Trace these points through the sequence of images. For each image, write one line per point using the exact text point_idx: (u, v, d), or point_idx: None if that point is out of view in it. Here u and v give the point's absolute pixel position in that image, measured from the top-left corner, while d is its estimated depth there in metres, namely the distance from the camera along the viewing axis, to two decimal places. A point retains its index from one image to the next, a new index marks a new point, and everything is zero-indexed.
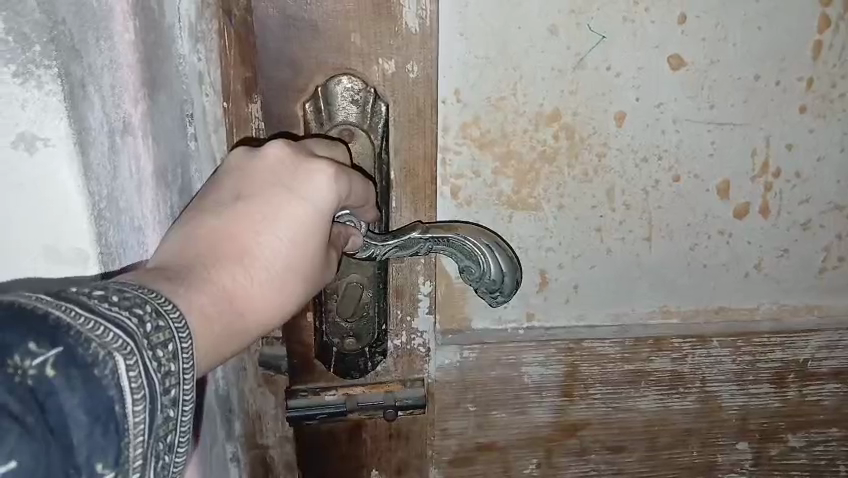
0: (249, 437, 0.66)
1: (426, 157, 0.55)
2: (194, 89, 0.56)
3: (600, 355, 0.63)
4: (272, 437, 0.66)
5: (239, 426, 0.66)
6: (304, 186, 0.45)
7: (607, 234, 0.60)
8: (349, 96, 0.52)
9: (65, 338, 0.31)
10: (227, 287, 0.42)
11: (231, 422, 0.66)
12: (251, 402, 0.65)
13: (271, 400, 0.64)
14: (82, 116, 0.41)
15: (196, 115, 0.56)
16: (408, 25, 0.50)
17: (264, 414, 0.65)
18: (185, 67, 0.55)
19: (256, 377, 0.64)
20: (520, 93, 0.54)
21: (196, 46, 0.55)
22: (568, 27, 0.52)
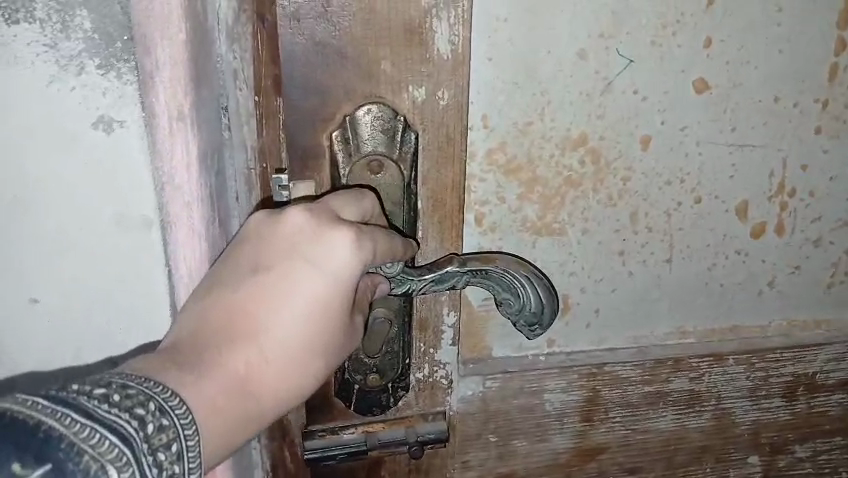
0: None
1: (454, 185, 0.53)
2: (230, 85, 0.52)
3: (621, 378, 0.62)
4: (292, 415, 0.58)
5: None
6: (325, 257, 0.46)
7: (628, 257, 0.59)
8: (379, 125, 0.49)
9: (57, 453, 0.34)
10: (240, 370, 0.44)
11: None
12: None
13: None
14: None
15: (232, 108, 0.53)
16: (440, 52, 0.48)
17: None
18: (224, 64, 0.52)
19: None
20: (547, 118, 0.53)
21: (232, 47, 0.51)
22: (597, 52, 0.52)
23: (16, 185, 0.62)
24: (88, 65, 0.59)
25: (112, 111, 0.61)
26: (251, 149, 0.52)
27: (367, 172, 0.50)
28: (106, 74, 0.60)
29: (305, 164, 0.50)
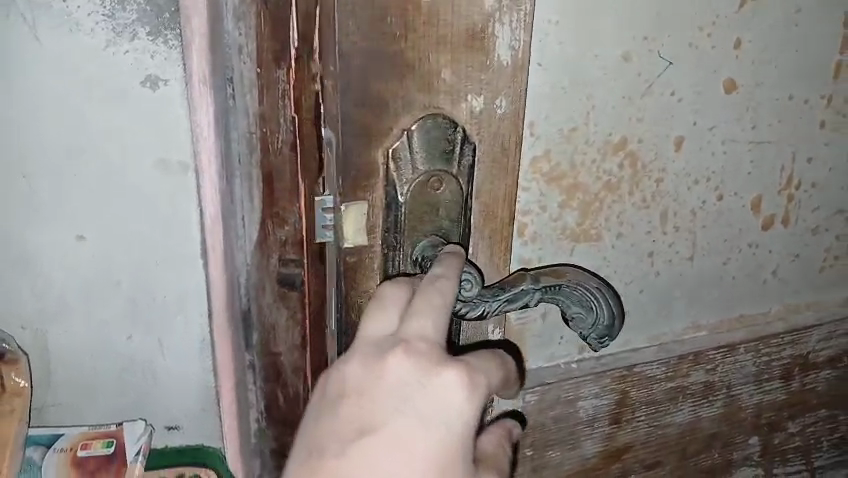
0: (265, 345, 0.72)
1: (506, 197, 0.50)
2: (235, 61, 0.65)
3: (648, 377, 0.63)
4: (284, 344, 0.70)
5: (256, 337, 0.75)
6: (438, 408, 0.40)
7: (657, 258, 0.59)
8: (439, 139, 0.46)
9: None
10: None
11: (249, 333, 0.77)
12: (268, 315, 0.71)
13: (283, 314, 0.68)
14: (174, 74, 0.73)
15: (238, 78, 0.64)
16: (500, 59, 0.46)
17: (275, 327, 0.70)
18: (230, 38, 0.64)
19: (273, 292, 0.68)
20: (591, 123, 0.52)
21: (237, 24, 0.62)
22: (641, 55, 0.51)
23: (71, 137, 0.73)
24: (140, 32, 0.72)
25: (158, 70, 0.73)
26: (252, 115, 0.64)
27: (427, 189, 0.46)
28: (155, 39, 0.72)
29: (358, 184, 0.46)
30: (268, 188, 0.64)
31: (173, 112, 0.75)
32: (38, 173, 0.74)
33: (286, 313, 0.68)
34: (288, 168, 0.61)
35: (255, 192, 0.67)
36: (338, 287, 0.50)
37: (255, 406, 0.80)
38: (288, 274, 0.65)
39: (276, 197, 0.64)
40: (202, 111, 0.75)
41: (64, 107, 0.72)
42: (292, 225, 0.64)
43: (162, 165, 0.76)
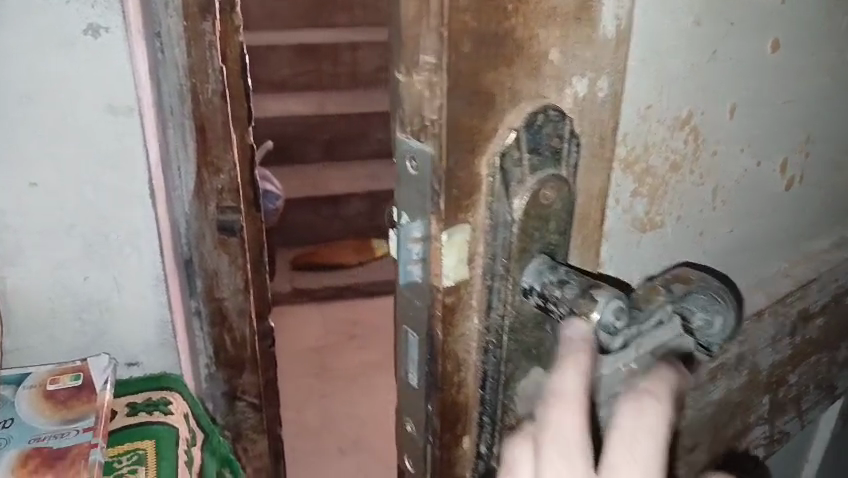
0: (209, 293, 1.09)
1: (600, 195, 0.42)
2: (163, 15, 0.91)
3: (697, 361, 0.59)
4: (228, 288, 1.08)
5: (199, 284, 1.09)
6: None
7: (706, 236, 0.55)
8: (549, 136, 0.37)
9: None
10: None
11: (193, 283, 1.09)
12: (209, 263, 1.06)
13: (224, 261, 1.06)
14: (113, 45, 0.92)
15: (166, 30, 0.92)
16: (605, 31, 0.38)
17: (219, 271, 1.07)
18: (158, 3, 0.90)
19: (213, 241, 1.05)
20: (664, 98, 0.45)
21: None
22: (709, 17, 0.45)
23: (27, 86, 0.91)
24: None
25: (99, 19, 0.91)
26: (184, 76, 0.93)
27: (540, 200, 0.37)
28: None
29: (460, 204, 0.36)
30: (200, 137, 0.98)
31: (116, 53, 0.93)
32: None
33: (228, 260, 1.06)
34: (219, 117, 0.97)
35: (189, 139, 0.98)
36: (428, 336, 0.40)
37: (204, 345, 1.14)
38: (227, 219, 1.03)
39: (209, 144, 0.98)
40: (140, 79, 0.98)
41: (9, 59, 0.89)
42: (226, 173, 1.01)
43: (111, 111, 0.95)
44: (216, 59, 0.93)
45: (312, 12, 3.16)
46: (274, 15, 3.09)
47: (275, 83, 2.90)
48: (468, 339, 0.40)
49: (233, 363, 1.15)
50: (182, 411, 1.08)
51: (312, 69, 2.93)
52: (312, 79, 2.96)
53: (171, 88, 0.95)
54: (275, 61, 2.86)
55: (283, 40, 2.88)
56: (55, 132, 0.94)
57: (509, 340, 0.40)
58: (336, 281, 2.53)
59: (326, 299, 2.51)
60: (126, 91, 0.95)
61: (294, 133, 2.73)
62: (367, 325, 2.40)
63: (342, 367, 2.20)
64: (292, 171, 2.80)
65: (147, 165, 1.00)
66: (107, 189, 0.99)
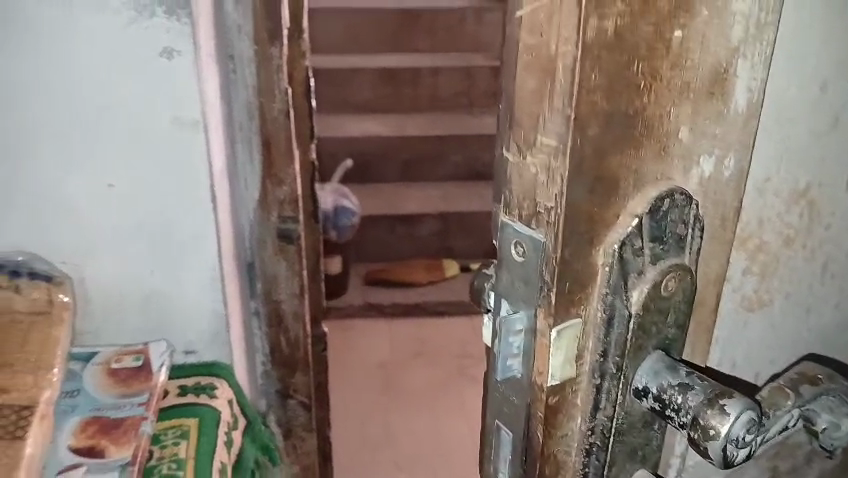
0: (268, 296, 1.06)
1: (717, 278, 0.38)
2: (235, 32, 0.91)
3: (797, 446, 0.54)
4: (285, 292, 1.06)
5: (260, 287, 1.06)
6: None
7: (813, 313, 0.50)
8: (675, 222, 0.33)
9: None
10: None
11: (254, 286, 1.06)
12: (270, 267, 1.04)
13: (282, 264, 1.04)
14: (184, 59, 0.88)
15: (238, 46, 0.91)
16: (736, 105, 0.34)
17: (278, 275, 1.04)
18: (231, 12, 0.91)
19: (273, 248, 1.03)
20: (782, 169, 0.41)
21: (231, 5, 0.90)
22: (834, 83, 0.41)
23: (101, 102, 0.88)
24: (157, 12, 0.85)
25: (172, 43, 0.87)
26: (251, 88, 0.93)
27: (660, 292, 0.33)
28: (170, 18, 0.86)
29: (573, 297, 0.32)
30: (265, 150, 0.97)
31: (183, 77, 0.88)
32: (75, 128, 0.89)
33: (286, 265, 1.04)
34: (283, 130, 0.96)
35: (254, 153, 0.97)
36: (523, 435, 0.35)
37: (262, 346, 1.10)
38: (287, 228, 1.02)
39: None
40: (208, 83, 0.91)
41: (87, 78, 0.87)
42: (287, 184, 0.99)
43: (177, 124, 0.90)
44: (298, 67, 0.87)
45: (395, 34, 2.93)
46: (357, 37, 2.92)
47: (357, 104, 2.82)
48: (569, 440, 0.35)
49: (289, 363, 1.12)
50: (226, 397, 1.03)
51: (396, 93, 2.82)
52: (392, 104, 2.84)
53: (238, 104, 0.95)
54: (360, 83, 2.77)
55: (369, 61, 2.80)
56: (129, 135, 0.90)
57: (615, 442, 0.36)
58: (406, 300, 2.42)
59: (398, 315, 2.36)
60: (190, 100, 0.89)
61: (371, 151, 2.66)
62: (435, 344, 2.24)
63: (411, 384, 2.07)
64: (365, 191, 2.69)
65: (209, 173, 0.94)
66: (173, 200, 0.95)
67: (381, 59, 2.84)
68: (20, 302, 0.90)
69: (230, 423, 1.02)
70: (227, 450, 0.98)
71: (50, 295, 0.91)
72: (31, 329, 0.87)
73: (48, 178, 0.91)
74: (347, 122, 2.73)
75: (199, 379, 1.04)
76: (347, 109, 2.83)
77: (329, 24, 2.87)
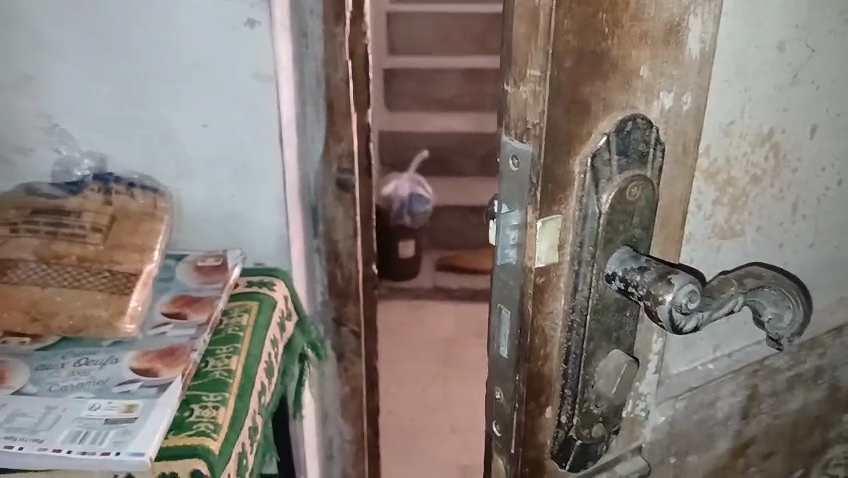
0: (326, 234, 1.08)
1: (682, 197, 0.47)
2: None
3: (772, 368, 0.62)
4: (340, 234, 1.07)
5: (321, 226, 1.07)
6: None
7: (786, 248, 0.58)
8: (639, 142, 0.43)
9: None
10: None
11: (316, 224, 1.07)
12: (330, 210, 1.06)
13: (340, 209, 1.06)
14: (261, 29, 0.89)
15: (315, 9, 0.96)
16: (691, 53, 0.43)
17: (335, 217, 1.06)
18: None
19: (331, 194, 1.05)
20: (747, 114, 0.50)
21: None
22: (791, 43, 0.50)
23: (187, 59, 0.90)
24: None
25: (255, 12, 0.88)
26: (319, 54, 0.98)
27: (626, 198, 0.43)
28: None
29: (555, 198, 0.42)
30: (328, 111, 1.01)
31: (263, 47, 0.90)
32: (172, 74, 0.91)
33: (343, 210, 1.06)
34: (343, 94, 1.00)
35: (320, 108, 1.01)
36: (519, 312, 0.45)
37: (321, 281, 1.11)
38: (344, 178, 1.04)
39: (335, 117, 1.01)
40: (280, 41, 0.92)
41: (177, 34, 0.89)
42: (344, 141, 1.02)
43: (256, 78, 0.91)
44: (344, 54, 0.98)
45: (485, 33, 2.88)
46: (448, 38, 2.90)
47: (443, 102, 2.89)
48: (554, 316, 0.45)
49: (344, 297, 1.11)
50: (283, 293, 0.97)
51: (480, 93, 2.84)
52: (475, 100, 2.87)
53: (308, 72, 0.99)
54: (447, 83, 2.84)
55: (455, 61, 2.85)
56: (216, 86, 0.92)
57: (592, 321, 0.46)
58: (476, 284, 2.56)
59: (465, 299, 2.50)
60: (267, 56, 0.90)
61: (448, 147, 2.78)
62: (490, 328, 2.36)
63: (463, 358, 2.24)
64: (446, 181, 2.82)
65: (279, 118, 0.93)
66: (252, 135, 0.94)
67: (474, 58, 2.86)
68: (133, 205, 0.91)
69: (285, 313, 0.98)
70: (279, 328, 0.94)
71: (155, 202, 0.92)
72: (138, 223, 0.89)
73: (148, 118, 0.94)
74: (435, 120, 2.84)
75: (261, 277, 0.99)
76: (429, 106, 2.89)
77: (411, 29, 2.87)
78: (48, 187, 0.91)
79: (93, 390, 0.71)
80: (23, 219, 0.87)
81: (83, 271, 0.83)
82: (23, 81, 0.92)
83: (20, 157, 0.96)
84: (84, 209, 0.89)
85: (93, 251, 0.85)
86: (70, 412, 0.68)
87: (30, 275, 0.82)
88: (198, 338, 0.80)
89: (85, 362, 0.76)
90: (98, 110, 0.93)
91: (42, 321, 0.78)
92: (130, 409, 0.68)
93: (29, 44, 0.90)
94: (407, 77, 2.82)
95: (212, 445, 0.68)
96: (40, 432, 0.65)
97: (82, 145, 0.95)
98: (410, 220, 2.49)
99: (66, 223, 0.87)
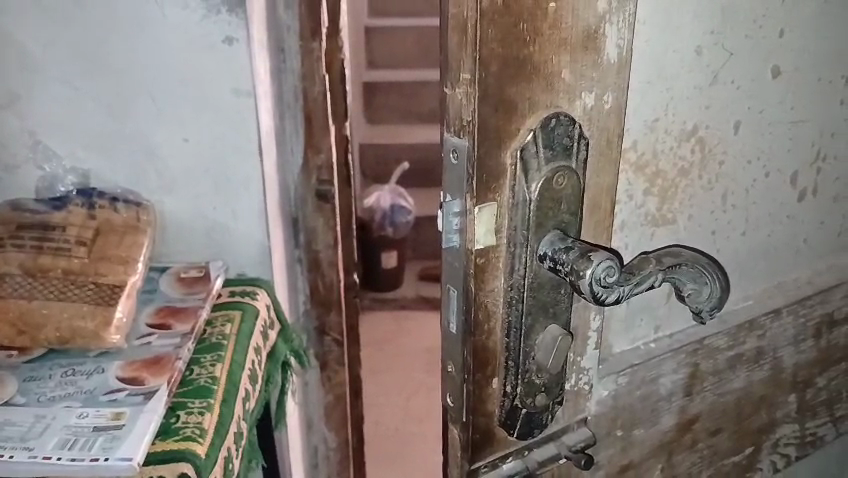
0: (307, 245, 1.18)
1: (608, 187, 0.53)
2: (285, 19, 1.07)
3: (712, 348, 0.67)
4: (322, 244, 1.18)
5: (301, 237, 1.18)
6: None
7: (719, 235, 0.63)
8: (564, 136, 0.49)
9: None
10: None
11: (297, 236, 1.17)
12: (311, 221, 1.16)
13: (320, 220, 1.16)
14: (238, 47, 0.96)
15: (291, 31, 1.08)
16: (609, 57, 0.49)
17: (316, 228, 1.17)
18: (285, 9, 1.07)
19: (311, 205, 1.16)
20: (670, 113, 0.55)
21: (288, 10, 1.07)
22: (708, 47, 0.55)
23: (169, 77, 0.97)
24: (222, 9, 0.94)
25: (232, 30, 0.95)
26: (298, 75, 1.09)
27: (554, 187, 0.49)
28: (232, 13, 0.95)
29: (490, 187, 0.47)
30: (307, 123, 1.12)
31: (241, 63, 0.97)
32: (156, 92, 0.97)
33: (323, 220, 1.16)
34: (321, 109, 1.12)
35: (300, 126, 1.13)
36: (463, 290, 0.51)
37: (303, 290, 1.21)
38: (323, 189, 1.15)
39: (313, 129, 1.13)
40: (258, 58, 1.01)
41: (158, 55, 0.96)
42: (322, 153, 1.14)
43: (236, 93, 0.98)
44: (321, 68, 1.09)
45: None
46: (428, 51, 3.21)
47: (424, 112, 3.16)
48: (495, 294, 0.51)
49: (326, 305, 1.22)
50: (265, 302, 1.03)
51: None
52: None
53: (287, 89, 1.11)
54: (427, 94, 3.12)
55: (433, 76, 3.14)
56: (196, 102, 0.98)
57: (529, 298, 0.51)
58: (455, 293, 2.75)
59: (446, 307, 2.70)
60: (246, 72, 0.97)
61: (429, 159, 3.03)
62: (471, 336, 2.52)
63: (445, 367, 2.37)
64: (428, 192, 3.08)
65: (257, 131, 1.00)
66: (232, 147, 1.01)
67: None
68: (116, 219, 0.97)
69: (267, 322, 1.03)
70: (262, 337, 1.00)
71: (138, 215, 0.99)
72: (122, 236, 0.95)
73: (133, 134, 1.00)
74: (416, 131, 3.11)
75: (243, 286, 1.05)
76: (412, 118, 3.19)
77: (392, 41, 3.21)
78: (34, 204, 0.97)
79: (81, 399, 0.75)
80: (9, 235, 0.92)
81: (69, 284, 0.88)
82: (8, 100, 0.97)
83: (7, 176, 1.02)
84: (68, 223, 0.94)
85: (79, 264, 0.90)
86: (59, 421, 0.72)
87: (19, 289, 0.87)
88: (183, 347, 0.85)
89: (73, 373, 0.80)
90: (85, 128, 0.99)
91: (29, 333, 0.84)
92: (117, 416, 0.72)
93: (17, 65, 0.95)
94: (387, 92, 3.12)
95: (198, 449, 0.71)
96: (30, 440, 0.68)
97: (66, 162, 1.01)
98: (392, 231, 2.69)
99: (51, 238, 0.92)
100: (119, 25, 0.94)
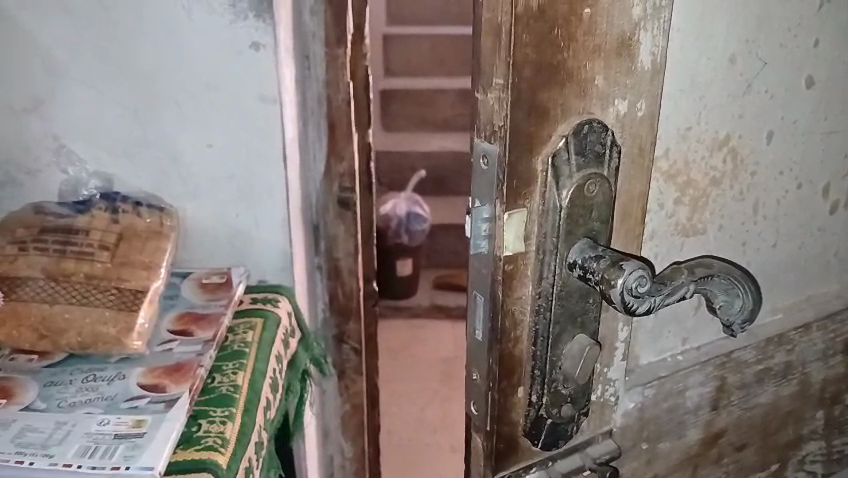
0: (328, 253, 1.18)
1: (639, 196, 0.52)
2: (309, 26, 1.07)
3: (741, 361, 0.65)
4: (342, 253, 1.17)
5: (322, 244, 1.18)
6: None
7: (749, 247, 0.62)
8: (596, 143, 0.48)
9: None
10: None
11: (318, 242, 1.17)
12: (331, 228, 1.16)
13: (340, 227, 1.16)
14: (264, 53, 0.96)
15: (315, 36, 1.08)
16: (643, 63, 0.48)
17: (336, 237, 1.17)
18: (308, 15, 1.07)
19: (332, 213, 1.16)
20: (703, 121, 0.54)
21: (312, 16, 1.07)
22: (743, 56, 0.54)
23: (195, 83, 0.97)
24: (250, 15, 0.95)
25: (260, 37, 0.95)
26: (321, 80, 1.09)
27: (585, 194, 0.48)
28: (260, 19, 0.95)
29: (520, 192, 0.47)
30: (329, 130, 1.12)
31: (267, 68, 0.97)
32: (181, 97, 0.98)
33: (343, 227, 1.16)
34: (345, 118, 1.11)
35: (322, 133, 1.12)
36: (490, 297, 0.50)
37: (322, 296, 1.21)
38: (344, 197, 1.14)
39: (336, 137, 1.13)
40: (285, 64, 1.01)
41: (185, 61, 0.96)
42: (345, 160, 1.13)
43: (261, 99, 0.98)
44: (345, 76, 1.09)
45: None
46: (443, 62, 3.25)
47: (438, 122, 3.17)
48: (523, 301, 0.50)
49: (344, 313, 1.21)
50: (287, 310, 1.03)
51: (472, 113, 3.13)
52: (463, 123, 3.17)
53: (311, 95, 1.10)
54: (442, 104, 3.14)
55: (451, 85, 3.15)
56: (221, 108, 0.99)
57: (557, 306, 0.51)
58: None
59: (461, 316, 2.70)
60: (272, 79, 0.97)
61: (444, 167, 3.03)
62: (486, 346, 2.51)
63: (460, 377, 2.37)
64: (443, 200, 3.09)
65: (282, 137, 1.01)
66: (257, 153, 1.01)
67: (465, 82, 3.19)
68: (139, 223, 0.97)
69: (289, 330, 1.03)
70: (283, 345, 1.00)
71: (162, 220, 0.99)
72: (145, 240, 0.95)
73: (158, 140, 1.00)
74: (431, 139, 3.11)
75: (265, 293, 1.05)
76: (427, 127, 3.19)
77: (408, 51, 3.22)
78: (56, 207, 0.98)
79: (101, 405, 0.75)
80: (32, 238, 0.92)
81: (90, 288, 0.88)
82: (30, 104, 0.98)
83: (28, 178, 1.02)
84: (91, 228, 0.95)
85: (101, 269, 0.90)
86: (80, 428, 0.71)
87: (39, 293, 0.87)
88: (205, 353, 0.85)
89: (93, 379, 0.81)
90: (110, 132, 1.00)
91: (52, 338, 0.85)
92: (139, 423, 0.72)
93: (41, 71, 0.96)
94: (403, 100, 3.13)
95: (220, 459, 0.71)
96: (50, 447, 0.68)
97: (89, 166, 1.02)
98: (407, 238, 2.69)
99: (74, 242, 0.92)
100: (147, 31, 0.95)
